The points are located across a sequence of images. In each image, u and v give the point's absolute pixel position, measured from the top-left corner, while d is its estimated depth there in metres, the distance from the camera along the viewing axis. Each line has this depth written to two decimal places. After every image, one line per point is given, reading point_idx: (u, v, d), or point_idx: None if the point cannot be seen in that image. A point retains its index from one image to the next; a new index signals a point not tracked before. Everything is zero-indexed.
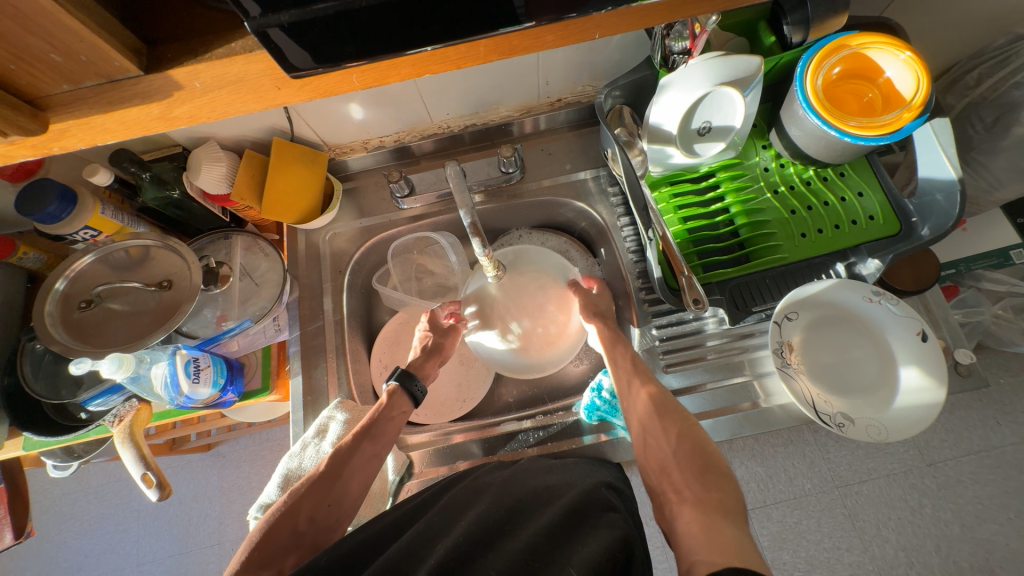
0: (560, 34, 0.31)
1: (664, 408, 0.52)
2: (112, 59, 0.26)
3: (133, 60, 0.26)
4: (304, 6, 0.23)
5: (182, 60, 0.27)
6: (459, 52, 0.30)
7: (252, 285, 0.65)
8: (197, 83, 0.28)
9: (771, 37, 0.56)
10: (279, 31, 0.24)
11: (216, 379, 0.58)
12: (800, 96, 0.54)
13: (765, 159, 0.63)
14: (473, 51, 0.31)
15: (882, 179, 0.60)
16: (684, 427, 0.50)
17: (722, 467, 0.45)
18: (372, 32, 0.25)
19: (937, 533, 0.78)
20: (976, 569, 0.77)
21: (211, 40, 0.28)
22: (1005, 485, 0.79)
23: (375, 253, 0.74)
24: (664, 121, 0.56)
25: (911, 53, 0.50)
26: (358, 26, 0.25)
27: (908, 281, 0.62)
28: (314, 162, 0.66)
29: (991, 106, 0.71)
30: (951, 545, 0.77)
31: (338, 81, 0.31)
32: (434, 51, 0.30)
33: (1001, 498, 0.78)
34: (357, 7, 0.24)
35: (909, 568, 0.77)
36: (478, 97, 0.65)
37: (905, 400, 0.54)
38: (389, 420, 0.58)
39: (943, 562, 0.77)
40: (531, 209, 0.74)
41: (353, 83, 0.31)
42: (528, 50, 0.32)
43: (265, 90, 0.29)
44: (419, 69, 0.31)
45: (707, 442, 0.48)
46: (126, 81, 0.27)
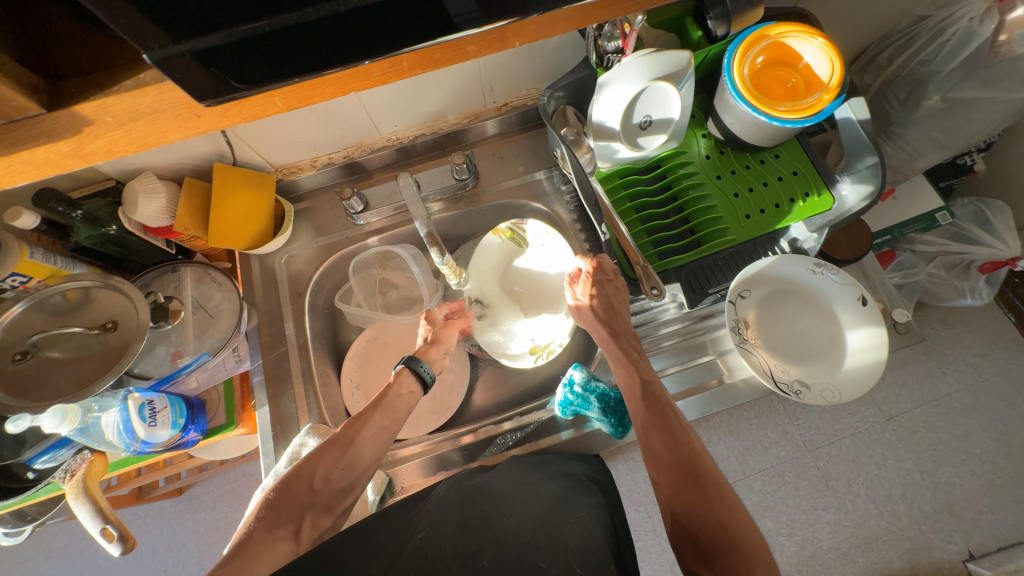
0: (484, 44, 0.31)
1: (702, 483, 0.45)
2: (9, 99, 0.24)
3: (32, 98, 0.25)
4: (231, 27, 0.23)
5: (88, 94, 0.26)
6: (384, 67, 0.30)
7: (207, 317, 0.63)
8: (107, 117, 0.27)
9: (698, 31, 0.60)
10: (185, 59, 0.23)
11: (175, 420, 0.55)
12: (729, 86, 0.57)
13: (705, 147, 0.66)
14: (398, 65, 0.31)
15: (812, 157, 0.64)
16: (725, 510, 0.44)
17: (762, 558, 0.41)
18: (285, 53, 0.25)
19: (901, 482, 0.83)
20: (938, 511, 0.82)
21: (119, 72, 0.27)
22: (955, 430, 0.86)
23: (335, 271, 0.72)
24: (606, 118, 0.58)
25: (823, 40, 0.54)
26: (271, 50, 0.25)
27: (845, 251, 0.66)
28: (261, 184, 0.65)
29: (902, 83, 0.77)
30: (914, 491, 0.83)
31: (261, 103, 0.30)
32: (356, 69, 0.30)
33: (952, 442, 0.85)
34: (265, 32, 0.24)
35: (880, 519, 0.82)
36: (424, 107, 0.66)
37: (853, 361, 0.58)
38: (396, 397, 0.57)
39: (908, 508, 0.82)
40: (490, 214, 0.74)
41: (278, 105, 0.31)
42: (456, 62, 0.32)
43: (185, 119, 0.28)
44: (345, 87, 0.31)
45: (745, 528, 0.43)
46: (27, 120, 0.25)
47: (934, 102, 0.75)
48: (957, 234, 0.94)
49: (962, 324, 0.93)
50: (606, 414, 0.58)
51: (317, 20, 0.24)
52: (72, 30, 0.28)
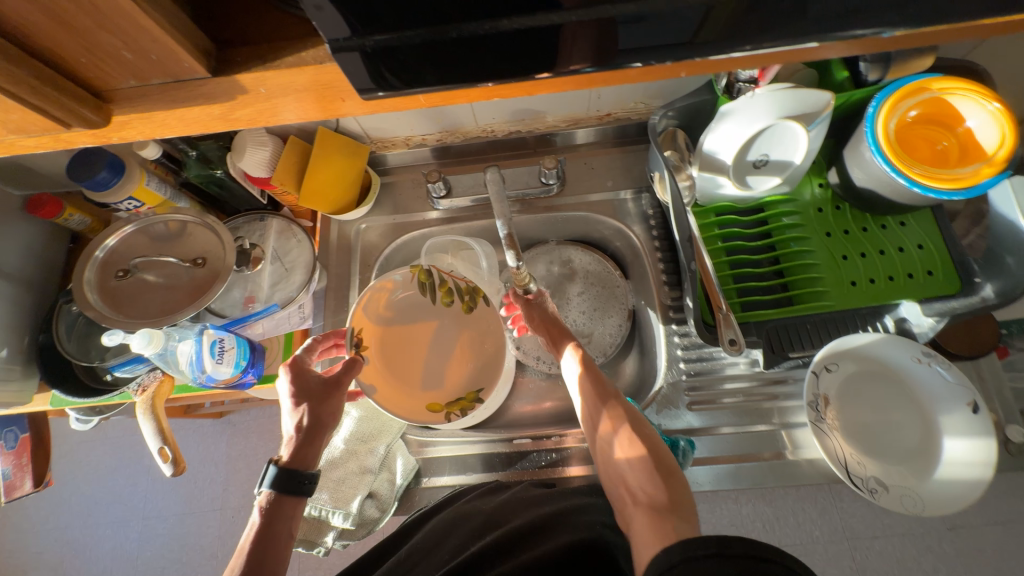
0: (644, 73, 0.29)
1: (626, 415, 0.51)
2: (182, 60, 0.25)
3: (202, 62, 0.26)
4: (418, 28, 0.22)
5: (251, 65, 0.26)
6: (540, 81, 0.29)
7: (282, 269, 0.66)
8: (262, 89, 0.27)
9: (843, 72, 0.53)
10: (357, 54, 0.24)
11: (238, 361, 0.58)
12: (869, 138, 0.51)
13: (820, 199, 0.60)
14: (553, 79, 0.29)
15: (945, 232, 0.57)
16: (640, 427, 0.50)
17: (675, 470, 0.47)
18: (462, 60, 0.25)
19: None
20: None
21: (282, 47, 0.27)
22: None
23: (405, 250, 0.73)
24: (720, 149, 0.54)
25: (1001, 105, 0.47)
26: (444, 57, 0.25)
27: (963, 345, 0.57)
28: (355, 154, 0.66)
29: None
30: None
31: (402, 101, 0.29)
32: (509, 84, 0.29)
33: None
34: (445, 39, 0.24)
35: None
36: (526, 105, 0.64)
37: (947, 472, 0.50)
38: (285, 522, 0.47)
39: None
40: (568, 224, 0.72)
41: (419, 100, 0.30)
42: (609, 82, 0.30)
43: (327, 100, 0.28)
44: (489, 95, 0.30)
45: (661, 447, 0.49)
46: (192, 81, 0.26)
47: None
48: None
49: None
50: None
51: (499, 35, 0.24)
52: None
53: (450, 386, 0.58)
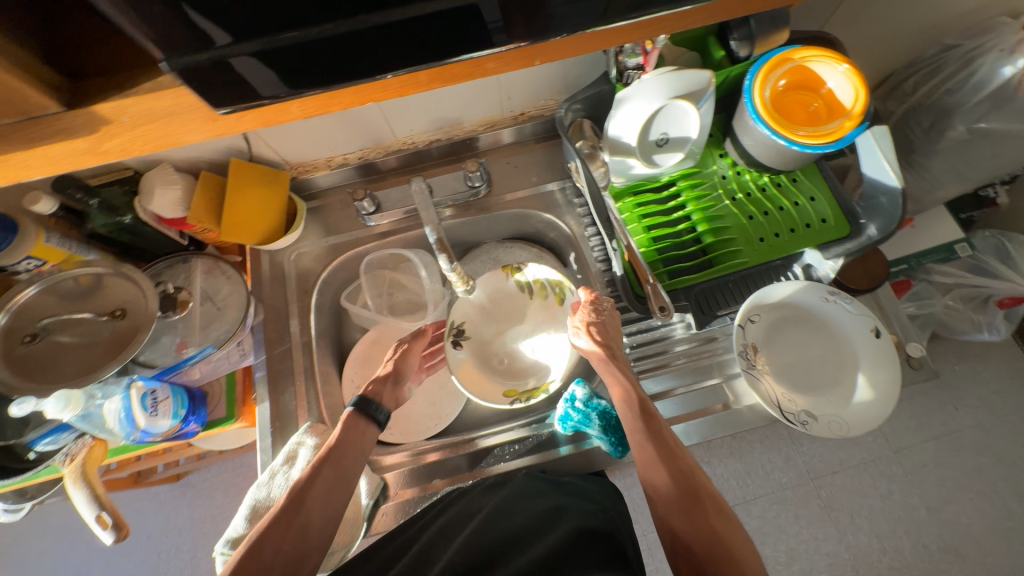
0: (502, 60, 0.32)
1: (697, 499, 0.43)
2: (28, 95, 0.25)
3: (54, 96, 0.26)
4: (305, 28, 0.25)
5: (109, 94, 0.27)
6: (402, 80, 0.32)
7: (214, 309, 0.63)
8: (125, 118, 0.28)
9: (720, 51, 0.59)
10: (197, 66, 0.26)
11: (176, 410, 0.56)
12: (749, 107, 0.57)
13: (722, 167, 0.66)
14: (416, 78, 0.32)
15: (830, 183, 0.63)
16: (721, 520, 0.42)
17: None
18: (313, 62, 0.27)
19: (907, 517, 1.07)
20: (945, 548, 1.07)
21: (140, 75, 0.28)
22: (965, 463, 1.11)
23: (343, 270, 0.72)
24: (623, 133, 0.58)
25: (849, 66, 0.53)
26: (290, 62, 0.27)
27: (862, 281, 0.64)
28: (275, 181, 0.65)
29: (926, 112, 0.82)
30: (921, 526, 1.07)
31: (277, 110, 0.32)
32: (374, 83, 0.31)
33: (937, 468, 1.11)
34: (283, 45, 0.26)
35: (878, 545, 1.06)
36: (441, 113, 0.66)
37: (863, 394, 0.56)
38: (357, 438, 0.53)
39: (913, 543, 1.06)
40: (503, 222, 0.74)
41: (294, 111, 0.32)
42: (474, 77, 0.33)
43: (205, 122, 0.30)
44: (362, 97, 0.32)
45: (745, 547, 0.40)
46: (48, 117, 0.26)
47: (959, 132, 0.80)
48: (978, 267, 1.11)
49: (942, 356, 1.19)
50: (606, 432, 0.57)
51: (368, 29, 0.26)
52: (98, 28, 0.29)
53: (531, 371, 0.65)
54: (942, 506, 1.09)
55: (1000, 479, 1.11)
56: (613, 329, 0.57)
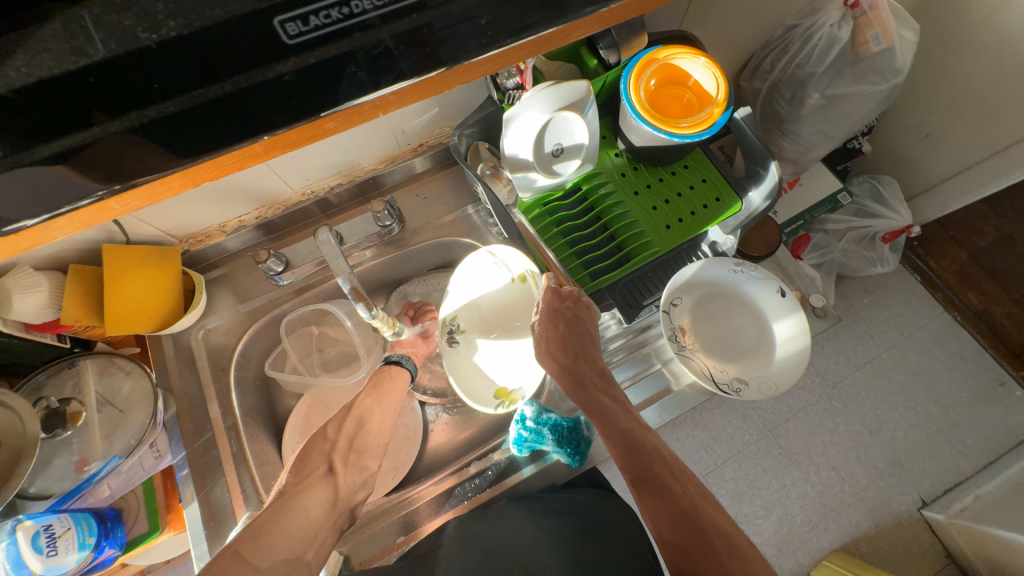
0: (342, 120, 0.29)
1: (709, 543, 0.46)
2: None
3: None
4: (132, 112, 0.22)
5: None
6: (235, 156, 0.28)
7: (117, 413, 0.56)
8: None
9: (593, 60, 0.62)
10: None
11: (83, 540, 0.49)
12: (629, 108, 0.60)
13: (618, 165, 0.68)
14: (252, 152, 0.29)
15: (714, 162, 0.68)
16: (726, 553, 0.45)
17: None
18: (110, 164, 0.24)
19: (855, 444, 1.20)
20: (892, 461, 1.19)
21: None
22: (891, 382, 1.25)
23: (261, 337, 0.67)
24: (519, 150, 0.59)
25: (705, 58, 0.58)
26: (90, 156, 0.23)
27: (759, 247, 0.70)
28: (162, 258, 0.59)
29: (786, 85, 0.91)
30: (866, 449, 1.20)
31: (94, 212, 0.28)
32: (203, 167, 0.28)
33: (864, 394, 1.24)
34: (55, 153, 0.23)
35: (838, 478, 1.18)
36: (336, 158, 0.63)
37: (782, 352, 0.61)
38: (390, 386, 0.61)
39: (863, 466, 1.19)
40: (425, 254, 0.73)
41: (115, 210, 0.28)
42: (316, 138, 0.30)
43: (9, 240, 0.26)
44: (194, 180, 0.28)
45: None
46: None
47: (815, 99, 0.90)
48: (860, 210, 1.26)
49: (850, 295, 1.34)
50: (561, 443, 0.57)
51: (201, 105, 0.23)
52: None
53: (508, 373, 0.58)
54: (880, 426, 1.22)
55: (923, 390, 1.24)
56: (580, 334, 0.55)
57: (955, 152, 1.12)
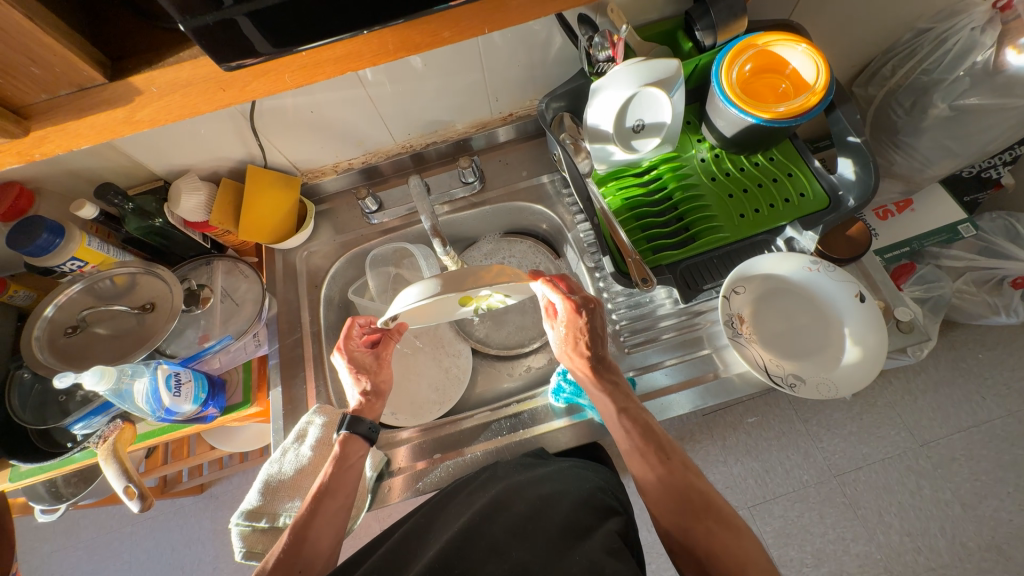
0: (455, 29, 0.36)
1: (689, 503, 0.49)
2: (81, 70, 0.31)
3: (98, 70, 0.32)
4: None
5: (140, 68, 0.32)
6: (371, 44, 0.36)
7: (233, 305, 0.69)
8: (153, 88, 0.33)
9: (688, 43, 0.64)
10: (202, 32, 0.29)
11: (197, 394, 0.60)
12: (718, 90, 0.60)
13: (701, 151, 0.69)
14: (383, 47, 0.36)
15: (806, 158, 0.66)
16: (714, 518, 0.48)
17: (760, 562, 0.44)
18: (303, 27, 0.32)
19: (940, 513, 1.07)
20: (987, 544, 1.05)
21: (163, 52, 0.33)
22: (999, 456, 1.10)
23: (349, 267, 0.77)
24: (601, 121, 0.62)
25: (807, 45, 0.57)
26: (267, 22, 0.31)
27: (843, 250, 0.66)
28: (289, 185, 0.72)
29: (906, 92, 0.84)
30: (954, 522, 1.06)
31: (272, 82, 0.36)
32: (350, 47, 0.35)
33: (961, 459, 1.11)
34: (269, 6, 0.30)
35: (914, 549, 1.06)
36: (436, 116, 0.72)
37: (851, 357, 0.58)
38: (347, 470, 0.55)
39: (947, 540, 1.05)
40: (498, 215, 0.79)
41: (286, 82, 0.37)
42: (433, 46, 0.38)
43: (213, 91, 0.35)
44: (342, 65, 0.37)
45: (736, 533, 0.47)
46: (95, 88, 0.32)
47: (941, 109, 0.82)
48: (987, 248, 1.11)
49: (958, 347, 1.19)
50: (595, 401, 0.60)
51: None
52: (135, 22, 0.34)
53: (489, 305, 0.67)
54: (978, 501, 1.07)
55: None
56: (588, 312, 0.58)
57: None
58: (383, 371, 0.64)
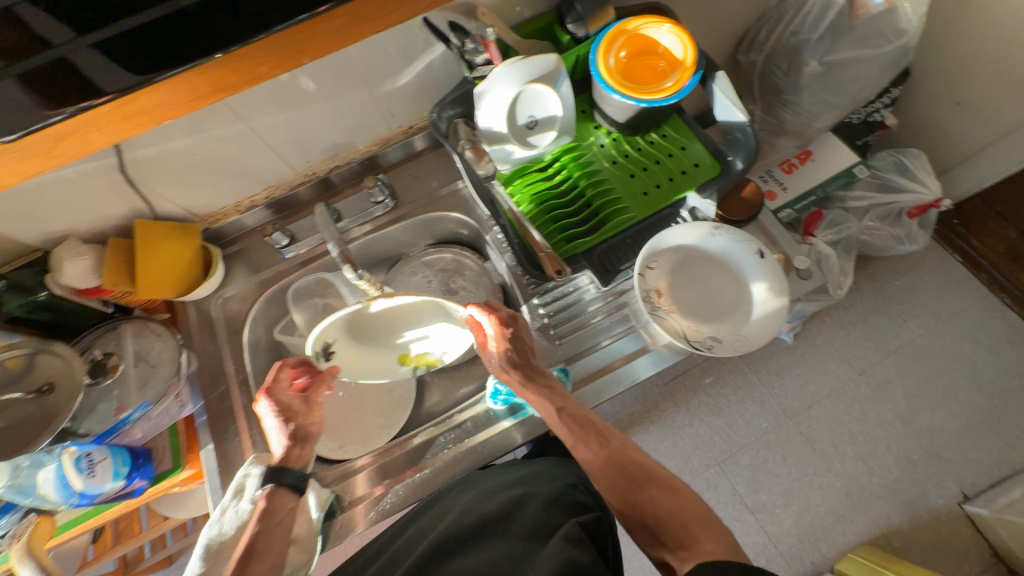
0: (271, 63, 0.41)
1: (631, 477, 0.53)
2: None
3: None
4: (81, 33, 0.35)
5: None
6: (185, 86, 0.40)
7: (149, 368, 0.65)
8: None
9: (565, 35, 0.66)
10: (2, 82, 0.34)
11: (117, 469, 0.56)
12: (599, 77, 0.62)
13: (600, 137, 0.71)
14: (198, 90, 0.40)
15: (695, 130, 0.70)
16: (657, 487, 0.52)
17: (704, 518, 0.49)
18: (122, 57, 0.37)
19: (885, 433, 1.16)
20: (929, 452, 1.14)
21: None
22: (926, 371, 1.20)
23: (271, 306, 0.74)
24: (493, 122, 0.63)
25: (671, 24, 0.61)
26: (66, 65, 0.36)
27: (741, 211, 0.70)
28: (188, 234, 0.68)
29: (782, 54, 0.90)
30: (898, 439, 1.16)
31: (88, 137, 0.39)
32: (164, 96, 0.40)
33: (895, 381, 1.20)
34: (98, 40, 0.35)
35: (867, 470, 1.14)
36: (331, 139, 0.70)
37: (759, 312, 0.62)
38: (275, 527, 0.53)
39: (894, 456, 1.14)
40: (418, 229, 0.79)
41: (99, 141, 0.40)
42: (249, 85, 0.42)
43: (36, 152, 0.38)
44: (156, 117, 0.41)
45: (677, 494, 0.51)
46: None
47: (814, 66, 0.88)
48: (883, 184, 1.20)
49: (876, 279, 1.29)
50: None
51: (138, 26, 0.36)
52: None
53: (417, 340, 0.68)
54: (915, 415, 1.17)
55: (963, 377, 1.19)
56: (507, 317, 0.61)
57: (989, 119, 1.06)
58: (311, 415, 0.62)
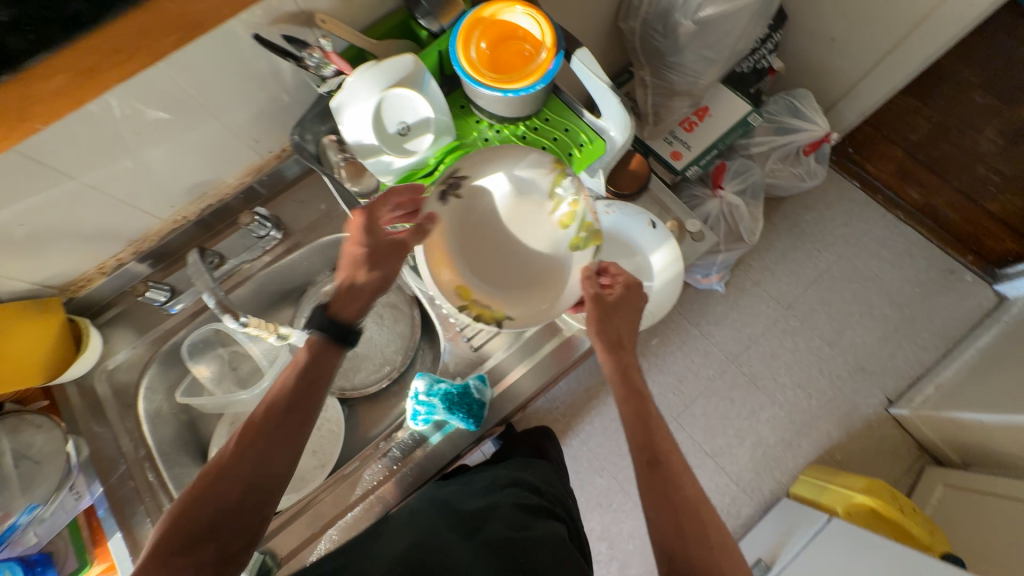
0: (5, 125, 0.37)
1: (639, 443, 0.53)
2: None
3: None
4: None
5: None
6: None
7: (30, 466, 0.58)
8: None
9: (422, 31, 0.63)
10: None
11: None
12: (461, 71, 0.60)
13: (483, 131, 0.68)
14: None
15: (577, 110, 0.68)
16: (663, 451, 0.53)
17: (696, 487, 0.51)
18: None
19: (815, 358, 1.25)
20: (856, 368, 1.23)
21: None
22: (843, 294, 1.29)
23: (166, 368, 0.68)
24: (361, 135, 0.59)
25: (522, 5, 0.59)
26: None
27: (632, 184, 0.72)
28: (46, 310, 0.61)
29: (656, 18, 0.91)
30: (827, 361, 1.24)
31: None
32: None
33: (818, 309, 1.28)
34: None
35: (804, 395, 1.22)
36: (192, 178, 0.64)
37: (658, 281, 0.64)
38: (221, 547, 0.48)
39: (826, 378, 1.23)
40: (317, 256, 0.75)
41: None
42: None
43: None
44: None
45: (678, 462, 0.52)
46: None
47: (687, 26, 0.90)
48: (781, 128, 1.24)
49: (788, 218, 1.37)
50: (449, 410, 0.60)
51: None
52: None
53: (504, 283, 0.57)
54: (839, 336, 1.26)
55: (878, 293, 1.28)
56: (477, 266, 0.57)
57: (857, 52, 1.12)
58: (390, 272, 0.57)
